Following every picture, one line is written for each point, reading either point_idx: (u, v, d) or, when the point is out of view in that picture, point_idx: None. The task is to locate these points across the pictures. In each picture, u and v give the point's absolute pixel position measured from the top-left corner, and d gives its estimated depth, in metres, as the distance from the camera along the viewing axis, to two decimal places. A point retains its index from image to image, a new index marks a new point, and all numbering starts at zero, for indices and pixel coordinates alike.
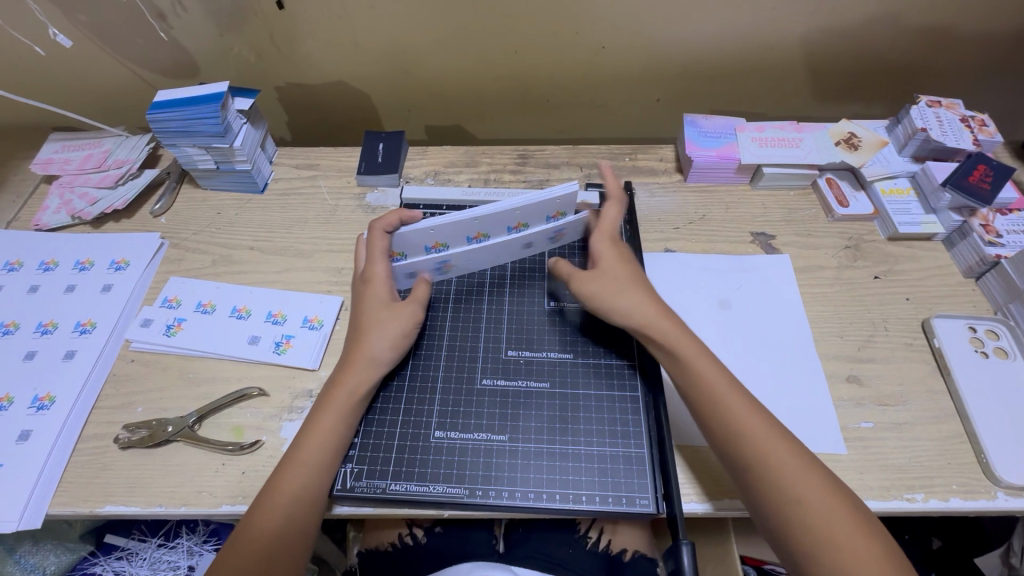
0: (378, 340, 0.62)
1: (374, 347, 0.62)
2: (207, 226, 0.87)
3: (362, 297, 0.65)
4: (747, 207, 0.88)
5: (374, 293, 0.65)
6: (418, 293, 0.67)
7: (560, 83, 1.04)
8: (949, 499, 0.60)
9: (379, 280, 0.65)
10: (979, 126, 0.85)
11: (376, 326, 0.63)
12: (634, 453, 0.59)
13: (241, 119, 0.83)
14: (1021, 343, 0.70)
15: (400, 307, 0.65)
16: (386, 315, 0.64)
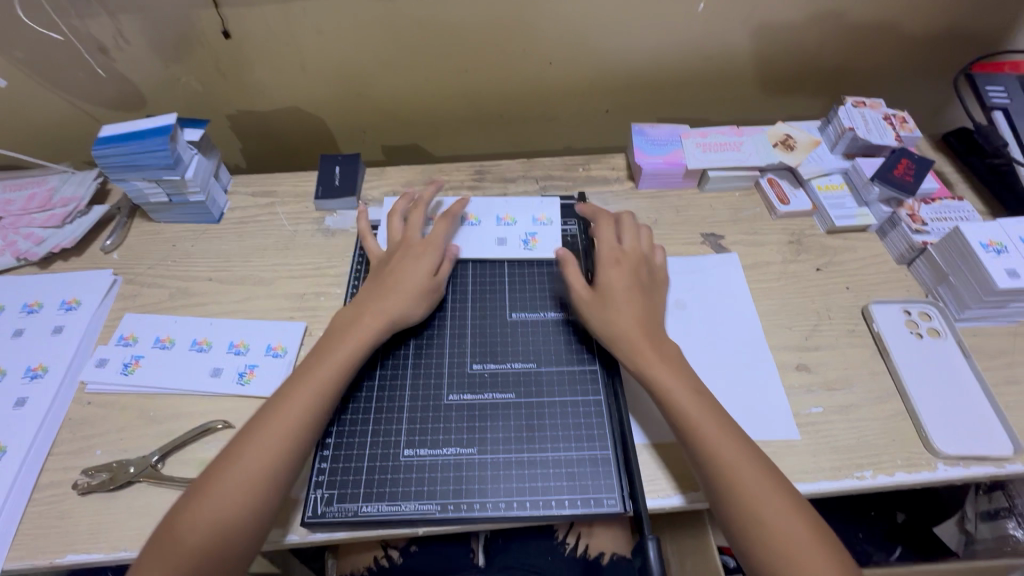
0: (414, 309, 0.68)
1: (409, 311, 0.68)
2: (162, 260, 0.85)
3: (411, 260, 0.71)
4: (696, 209, 0.92)
5: (425, 266, 0.70)
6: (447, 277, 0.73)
7: (513, 98, 1.07)
8: (895, 473, 0.65)
9: (429, 256, 0.72)
10: (900, 123, 0.92)
11: (417, 296, 0.68)
12: (600, 455, 0.61)
13: (191, 150, 0.82)
14: (950, 322, 0.75)
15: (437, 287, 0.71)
16: (425, 290, 0.69)
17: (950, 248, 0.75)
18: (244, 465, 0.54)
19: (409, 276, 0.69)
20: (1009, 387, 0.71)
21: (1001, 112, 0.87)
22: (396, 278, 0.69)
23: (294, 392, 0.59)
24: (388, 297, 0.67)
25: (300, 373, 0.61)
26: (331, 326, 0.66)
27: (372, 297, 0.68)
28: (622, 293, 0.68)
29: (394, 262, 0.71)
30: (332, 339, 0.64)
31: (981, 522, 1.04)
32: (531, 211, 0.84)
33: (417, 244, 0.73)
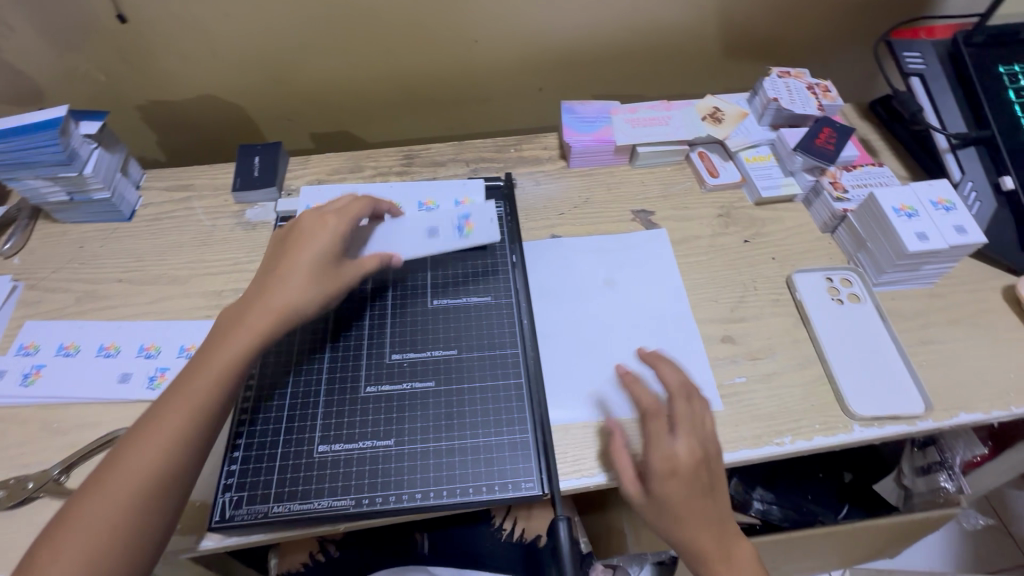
0: (309, 294, 0.61)
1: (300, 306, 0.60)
2: (69, 262, 0.80)
3: (306, 240, 0.63)
4: (628, 186, 0.91)
5: (321, 251, 0.63)
6: (363, 266, 0.65)
7: (442, 79, 1.04)
8: (813, 437, 0.66)
9: (329, 235, 0.64)
10: (823, 91, 0.93)
11: (310, 281, 0.61)
12: (519, 439, 0.62)
13: (89, 144, 0.77)
14: (869, 287, 0.77)
15: (338, 271, 0.64)
16: (322, 273, 0.62)
17: (867, 215, 0.77)
18: (118, 482, 0.50)
19: (302, 259, 0.62)
20: (923, 346, 0.73)
21: (918, 78, 0.87)
22: (290, 261, 0.62)
23: (192, 384, 0.55)
24: (277, 284, 0.60)
25: (195, 368, 0.56)
26: (217, 323, 0.60)
27: (263, 284, 0.61)
28: (684, 506, 0.57)
29: (290, 245, 0.64)
30: (221, 334, 0.58)
31: (916, 478, 1.09)
32: (453, 194, 0.84)
33: (317, 221, 0.65)
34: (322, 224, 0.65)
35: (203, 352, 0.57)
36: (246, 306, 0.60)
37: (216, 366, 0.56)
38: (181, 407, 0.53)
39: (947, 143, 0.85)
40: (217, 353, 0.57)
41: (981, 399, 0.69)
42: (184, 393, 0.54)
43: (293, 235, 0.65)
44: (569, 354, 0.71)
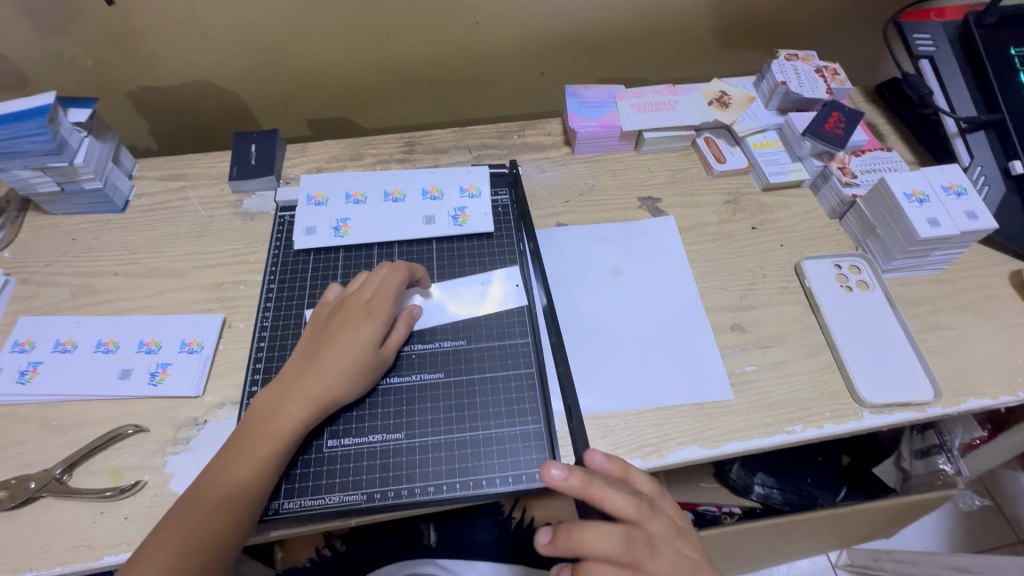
0: (349, 387, 0.59)
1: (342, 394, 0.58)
2: (62, 256, 0.78)
3: (348, 327, 0.60)
4: (634, 173, 0.89)
5: (364, 337, 0.60)
6: (397, 340, 0.63)
7: (442, 63, 1.01)
8: (824, 425, 0.66)
9: (371, 323, 0.61)
10: (832, 75, 0.91)
11: (351, 374, 0.59)
12: (532, 430, 0.62)
13: (80, 132, 0.74)
14: (878, 274, 0.77)
15: (379, 357, 0.61)
16: (363, 365, 0.60)
17: (877, 200, 0.76)
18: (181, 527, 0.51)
19: (344, 348, 0.59)
20: (930, 333, 0.73)
21: (928, 61, 0.87)
22: (332, 344, 0.59)
23: (246, 454, 0.54)
24: (318, 373, 0.58)
25: (245, 442, 0.55)
26: (257, 405, 0.58)
27: (303, 370, 0.59)
28: None
29: (331, 327, 0.61)
30: (263, 416, 0.56)
31: (915, 460, 1.10)
32: (458, 182, 0.82)
33: (358, 304, 0.62)
34: (363, 305, 0.62)
35: (247, 430, 0.56)
36: (285, 390, 0.58)
37: (267, 442, 0.55)
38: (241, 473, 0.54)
39: (957, 127, 0.84)
40: (267, 422, 0.56)
41: (989, 385, 0.69)
42: (238, 463, 0.54)
43: (335, 317, 0.62)
44: (580, 344, 0.71)
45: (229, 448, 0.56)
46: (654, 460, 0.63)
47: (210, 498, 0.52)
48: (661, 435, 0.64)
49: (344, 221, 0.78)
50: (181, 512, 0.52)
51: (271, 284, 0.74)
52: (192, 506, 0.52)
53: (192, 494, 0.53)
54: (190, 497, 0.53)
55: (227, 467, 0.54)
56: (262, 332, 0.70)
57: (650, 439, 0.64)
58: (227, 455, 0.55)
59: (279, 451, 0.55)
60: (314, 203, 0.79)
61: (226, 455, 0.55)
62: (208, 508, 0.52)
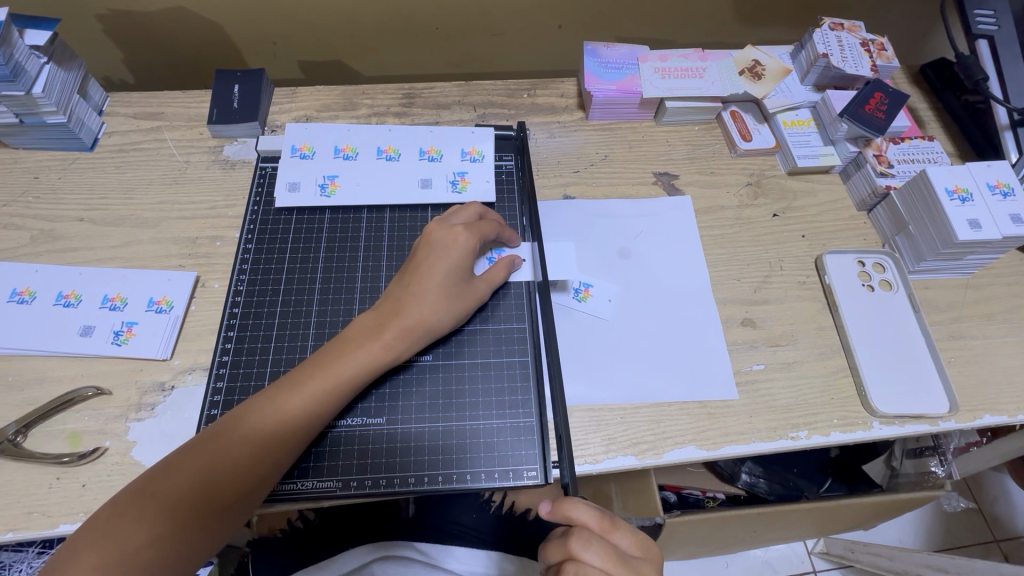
0: (442, 316, 0.58)
1: (431, 322, 0.57)
2: (22, 195, 0.71)
3: (438, 251, 0.59)
4: (651, 144, 0.82)
5: (454, 266, 0.58)
6: (493, 279, 0.61)
7: (449, 8, 0.91)
8: (830, 433, 0.62)
9: (462, 251, 0.59)
10: (878, 50, 0.83)
11: (445, 301, 0.58)
12: (522, 424, 0.58)
13: (38, 57, 0.66)
14: (903, 274, 0.71)
15: (470, 288, 0.60)
16: (455, 295, 0.58)
17: (914, 194, 0.69)
18: (197, 469, 0.47)
19: (436, 274, 0.58)
20: (953, 341, 0.69)
21: (986, 41, 0.78)
22: (422, 271, 0.58)
23: (280, 405, 0.51)
24: (411, 298, 0.57)
25: (293, 380, 0.52)
26: (348, 327, 0.57)
27: (396, 294, 0.58)
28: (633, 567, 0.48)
29: (420, 252, 0.60)
30: (347, 340, 0.55)
31: (906, 461, 1.07)
32: (460, 143, 0.75)
33: (448, 231, 0.60)
34: (451, 231, 0.60)
35: (327, 352, 0.55)
36: (380, 316, 0.56)
37: (305, 393, 0.52)
38: (259, 428, 0.50)
39: (1009, 118, 0.77)
40: (319, 366, 0.53)
41: (1009, 401, 0.65)
42: (259, 419, 0.50)
43: (423, 242, 0.60)
44: (579, 334, 0.66)
45: (252, 401, 0.51)
46: (649, 459, 0.59)
47: (223, 450, 0.48)
48: (659, 432, 0.61)
49: (331, 178, 0.71)
50: (175, 464, 0.48)
51: (249, 244, 0.68)
52: (201, 458, 0.48)
53: (193, 448, 0.49)
54: (192, 450, 0.48)
55: (241, 425, 0.50)
56: (237, 296, 0.65)
57: (646, 436, 0.60)
58: (249, 409, 0.51)
59: (304, 414, 0.51)
60: (298, 155, 0.72)
61: (250, 406, 0.51)
62: (212, 467, 0.48)
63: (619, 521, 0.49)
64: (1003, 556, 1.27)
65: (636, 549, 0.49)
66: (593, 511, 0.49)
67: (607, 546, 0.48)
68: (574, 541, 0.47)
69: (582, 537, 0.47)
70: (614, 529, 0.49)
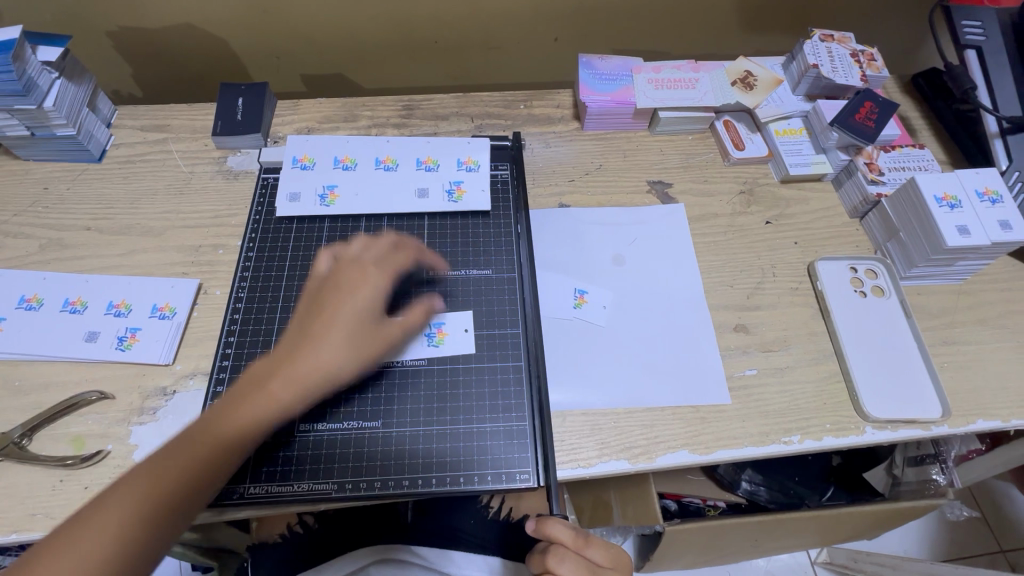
0: (351, 360, 0.53)
1: (338, 366, 0.52)
2: (32, 205, 0.73)
3: (347, 289, 0.55)
4: (645, 154, 0.84)
5: (365, 304, 0.54)
6: (408, 322, 0.58)
7: (448, 22, 0.94)
8: (822, 438, 0.62)
9: (372, 290, 0.56)
10: (868, 60, 0.84)
11: (350, 349, 0.52)
12: (515, 427, 0.59)
13: (50, 72, 0.68)
14: (895, 280, 0.72)
15: (383, 328, 0.56)
16: (366, 334, 0.54)
17: (904, 203, 0.70)
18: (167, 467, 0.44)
19: (349, 313, 0.54)
20: (945, 347, 0.69)
21: (974, 51, 0.80)
22: (330, 310, 0.53)
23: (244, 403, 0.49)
24: (317, 341, 0.52)
25: (256, 378, 0.50)
26: (246, 372, 0.52)
27: (298, 335, 0.53)
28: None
29: (326, 289, 0.55)
30: (248, 384, 0.50)
31: (906, 467, 1.04)
32: (456, 153, 0.77)
33: (358, 269, 0.57)
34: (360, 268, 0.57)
35: (285, 350, 0.52)
36: (281, 359, 0.51)
37: (266, 404, 0.49)
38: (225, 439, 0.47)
39: (998, 126, 0.78)
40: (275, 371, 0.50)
41: (1001, 406, 0.65)
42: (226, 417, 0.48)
43: (329, 281, 0.56)
44: (572, 340, 0.67)
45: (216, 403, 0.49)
46: (641, 463, 0.60)
47: (193, 456, 0.46)
48: (651, 437, 0.61)
49: (330, 188, 0.73)
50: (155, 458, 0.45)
51: (250, 251, 0.70)
52: (170, 455, 0.45)
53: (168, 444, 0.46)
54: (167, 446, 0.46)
55: (204, 425, 0.47)
56: (237, 301, 0.66)
57: (638, 440, 0.61)
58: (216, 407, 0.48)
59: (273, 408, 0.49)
60: (299, 166, 0.74)
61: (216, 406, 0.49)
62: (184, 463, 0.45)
63: (592, 537, 0.52)
64: (1010, 567, 1.25)
65: (608, 561, 0.52)
66: (568, 529, 0.52)
67: (581, 560, 0.51)
68: (550, 557, 0.51)
69: (557, 553, 0.51)
70: (587, 544, 0.52)
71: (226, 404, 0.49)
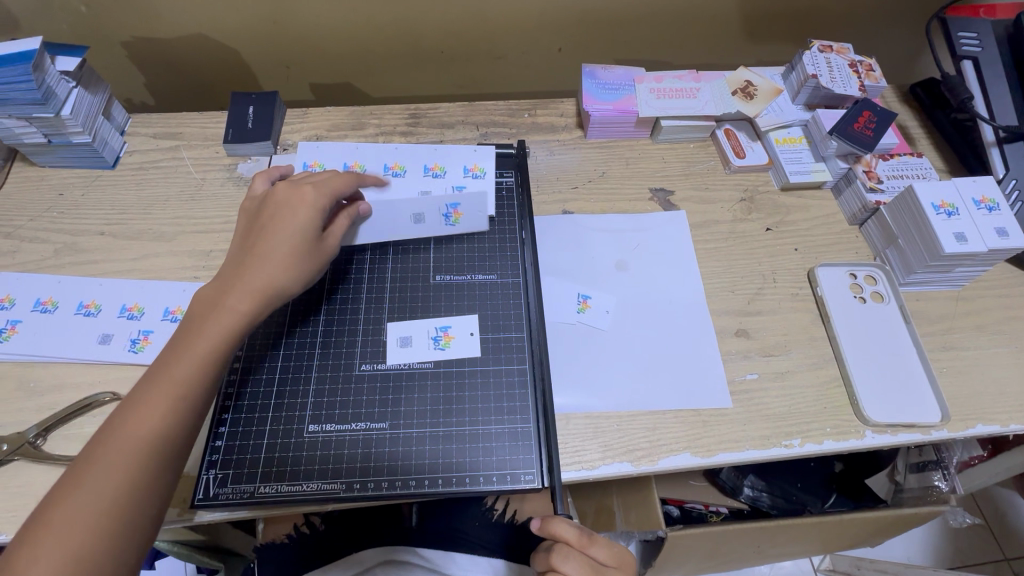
0: (293, 277, 0.57)
1: (281, 281, 0.55)
2: (47, 211, 0.75)
3: (284, 211, 0.58)
4: (647, 161, 0.85)
5: (304, 223, 0.58)
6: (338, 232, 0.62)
7: (454, 32, 0.96)
8: (823, 441, 0.63)
9: (309, 208, 0.59)
10: (866, 71, 0.86)
11: (292, 260, 0.57)
12: (520, 429, 0.60)
13: (68, 82, 0.70)
14: (894, 286, 0.73)
15: (320, 244, 0.60)
16: (306, 254, 0.58)
17: (901, 210, 0.72)
18: (125, 434, 0.44)
19: (285, 236, 0.57)
20: (944, 352, 0.70)
21: (970, 62, 0.81)
22: (269, 233, 0.57)
23: (188, 348, 0.49)
24: (256, 261, 0.55)
25: (197, 321, 0.51)
26: (189, 312, 0.53)
27: (243, 262, 0.56)
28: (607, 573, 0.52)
29: (265, 214, 0.59)
30: (197, 320, 0.51)
31: (909, 474, 1.08)
32: (463, 160, 0.78)
33: (293, 192, 0.60)
34: (296, 189, 0.60)
35: (223, 287, 0.54)
36: (226, 286, 0.54)
37: (211, 337, 0.50)
38: (169, 383, 0.47)
39: (994, 135, 0.79)
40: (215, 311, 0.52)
41: (1000, 411, 0.66)
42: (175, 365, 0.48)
43: (268, 206, 0.59)
44: (577, 344, 0.68)
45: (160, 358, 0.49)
46: (644, 465, 0.61)
47: (152, 412, 0.45)
48: (654, 440, 0.62)
49: None
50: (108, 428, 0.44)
51: None
52: (124, 417, 0.45)
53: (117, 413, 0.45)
54: (118, 413, 0.45)
55: (153, 382, 0.47)
56: None
57: (642, 443, 0.62)
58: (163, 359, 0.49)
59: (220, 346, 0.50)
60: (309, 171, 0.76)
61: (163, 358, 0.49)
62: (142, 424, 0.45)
63: (596, 535, 0.53)
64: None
65: (612, 560, 0.53)
66: (573, 528, 0.53)
67: (585, 559, 0.52)
68: (555, 555, 0.52)
69: (561, 551, 0.52)
70: (592, 543, 0.53)
71: (162, 358, 0.49)
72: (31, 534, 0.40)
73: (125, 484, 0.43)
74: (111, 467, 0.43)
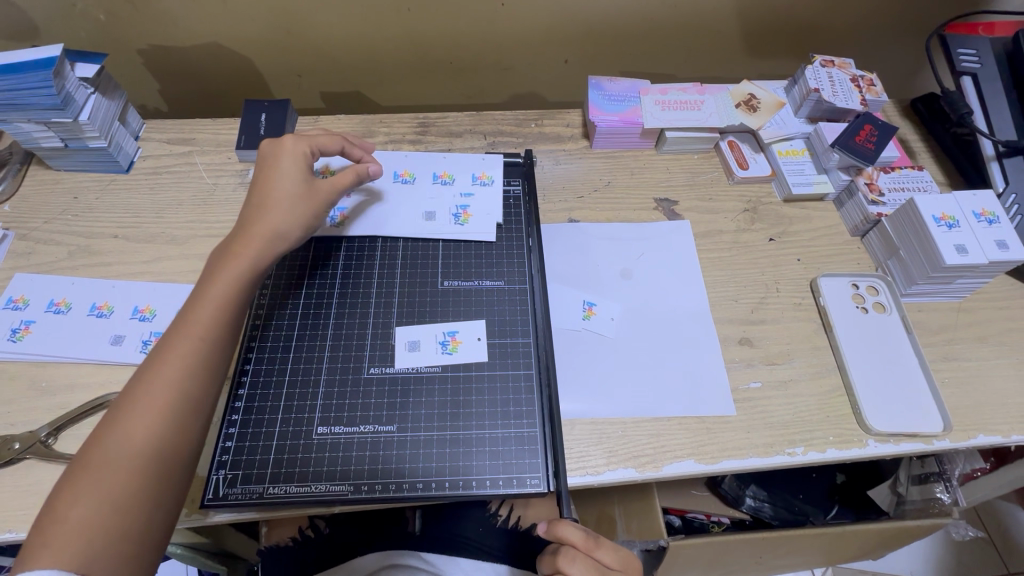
0: (290, 218, 0.58)
1: (277, 221, 0.57)
2: (62, 213, 0.76)
3: (270, 162, 0.62)
4: (652, 171, 0.86)
5: (293, 171, 0.61)
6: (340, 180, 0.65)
7: (463, 44, 0.98)
8: (826, 450, 0.64)
9: (294, 156, 0.62)
10: (867, 85, 0.87)
11: (288, 201, 0.59)
12: (526, 434, 0.61)
13: (87, 88, 0.71)
14: (896, 298, 0.74)
15: (316, 187, 0.62)
16: (303, 196, 0.60)
17: (903, 222, 0.73)
18: (153, 382, 0.45)
19: (278, 182, 0.60)
20: (945, 363, 0.71)
21: (970, 78, 0.83)
22: (261, 183, 0.60)
23: (206, 296, 0.51)
24: (257, 209, 0.58)
25: (211, 270, 0.53)
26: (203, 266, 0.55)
27: (245, 213, 0.58)
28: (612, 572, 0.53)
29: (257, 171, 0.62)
30: (211, 271, 0.53)
31: (912, 486, 1.02)
32: (472, 168, 0.80)
33: (277, 145, 0.63)
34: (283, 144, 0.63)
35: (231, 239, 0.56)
36: (233, 235, 0.56)
37: (222, 282, 0.52)
38: (192, 326, 0.48)
39: (993, 150, 0.80)
40: (228, 259, 0.54)
41: (1002, 422, 0.67)
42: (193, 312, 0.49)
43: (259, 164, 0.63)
44: (583, 352, 0.69)
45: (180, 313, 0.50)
46: (648, 471, 0.61)
47: (175, 360, 0.46)
48: (658, 447, 0.63)
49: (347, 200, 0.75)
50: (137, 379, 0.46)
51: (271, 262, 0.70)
52: (151, 368, 0.46)
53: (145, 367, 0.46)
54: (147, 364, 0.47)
55: (173, 332, 0.48)
56: (257, 310, 0.66)
57: (645, 449, 0.62)
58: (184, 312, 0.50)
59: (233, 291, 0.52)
60: None
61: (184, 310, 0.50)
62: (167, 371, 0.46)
63: (602, 539, 0.54)
64: None
65: (617, 562, 0.54)
66: (579, 532, 0.54)
67: (591, 563, 0.53)
68: (562, 559, 0.53)
69: (568, 554, 0.53)
70: (597, 546, 0.54)
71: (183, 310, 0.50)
72: (69, 482, 0.41)
73: (154, 428, 0.44)
74: (140, 412, 0.44)
